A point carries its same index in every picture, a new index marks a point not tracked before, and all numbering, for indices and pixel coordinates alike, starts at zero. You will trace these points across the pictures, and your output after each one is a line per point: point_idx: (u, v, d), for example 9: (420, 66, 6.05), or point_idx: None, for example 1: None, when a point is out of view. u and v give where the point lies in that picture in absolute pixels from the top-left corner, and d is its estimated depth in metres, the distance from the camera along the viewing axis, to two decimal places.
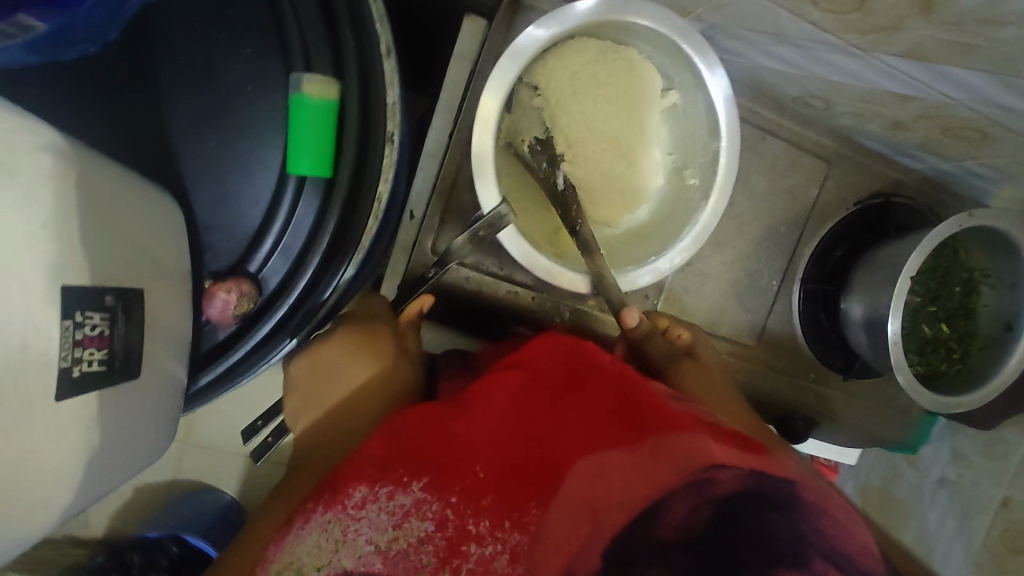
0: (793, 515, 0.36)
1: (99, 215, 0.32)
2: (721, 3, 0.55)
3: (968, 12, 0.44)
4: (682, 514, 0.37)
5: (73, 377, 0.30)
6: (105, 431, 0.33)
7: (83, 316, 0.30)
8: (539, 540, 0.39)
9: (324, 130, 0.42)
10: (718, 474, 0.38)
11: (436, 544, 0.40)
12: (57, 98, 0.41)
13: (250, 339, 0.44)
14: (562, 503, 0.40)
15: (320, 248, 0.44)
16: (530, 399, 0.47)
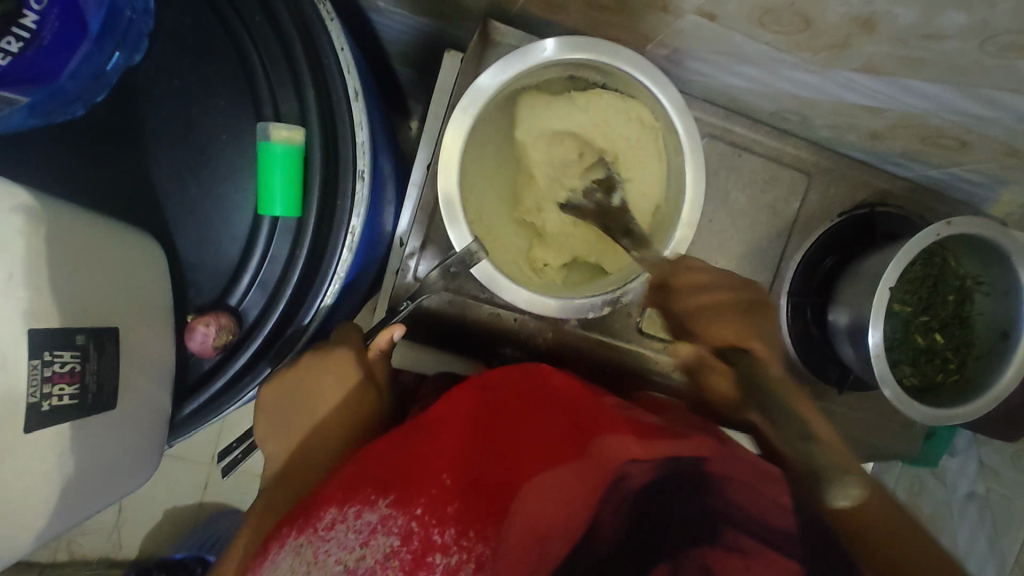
0: (708, 496, 0.41)
1: (73, 261, 0.36)
2: (678, 29, 0.57)
3: (909, 27, 0.45)
4: (611, 518, 0.42)
5: (45, 410, 0.33)
6: (77, 458, 0.36)
7: (51, 355, 0.34)
8: (501, 551, 0.41)
9: (292, 173, 0.46)
10: (633, 469, 0.44)
11: (402, 558, 0.39)
12: (55, 154, 0.45)
13: (230, 369, 0.47)
14: (519, 517, 0.43)
15: (292, 283, 0.47)
16: (489, 424, 0.51)
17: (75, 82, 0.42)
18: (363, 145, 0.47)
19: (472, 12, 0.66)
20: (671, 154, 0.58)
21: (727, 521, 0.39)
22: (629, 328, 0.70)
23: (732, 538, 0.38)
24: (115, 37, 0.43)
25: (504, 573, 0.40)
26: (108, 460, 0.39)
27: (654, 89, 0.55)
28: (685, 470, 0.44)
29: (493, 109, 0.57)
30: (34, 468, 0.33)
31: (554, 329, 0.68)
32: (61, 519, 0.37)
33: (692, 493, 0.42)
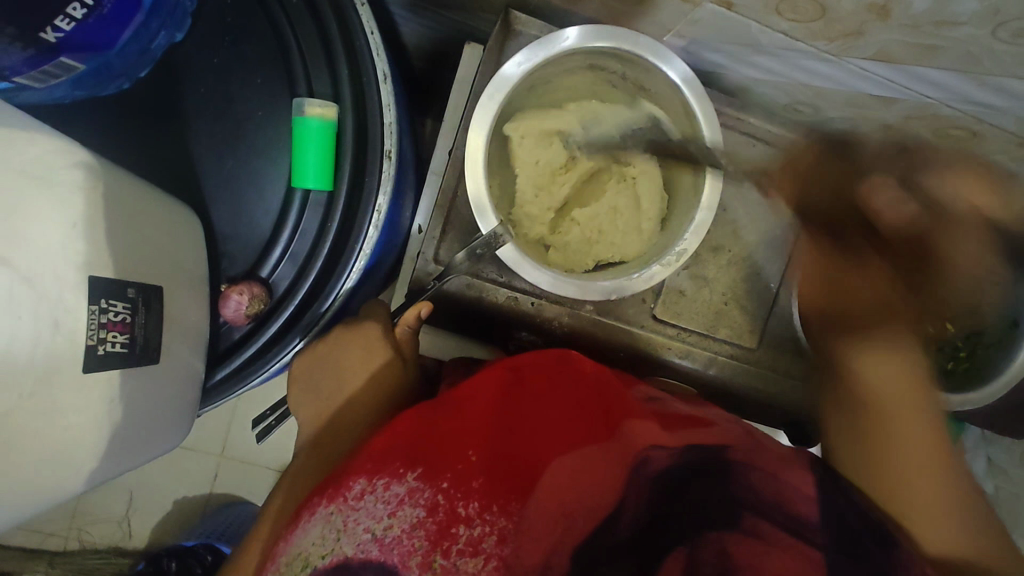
0: (723, 483, 0.46)
1: (125, 217, 0.37)
2: (696, 19, 0.58)
3: (923, 13, 0.46)
4: (630, 506, 0.46)
5: (100, 355, 0.35)
6: (126, 406, 0.37)
7: (107, 303, 0.35)
8: (522, 527, 0.43)
9: (324, 147, 0.47)
10: (653, 454, 0.47)
11: (427, 528, 0.42)
12: (99, 127, 0.47)
13: (260, 338, 0.48)
14: (542, 496, 0.45)
15: (321, 256, 0.49)
16: (512, 400, 0.53)
17: (124, 56, 0.43)
18: (393, 124, 0.49)
19: (494, 4, 0.68)
20: (689, 139, 0.59)
21: (753, 509, 0.44)
22: (644, 314, 0.71)
23: (754, 526, 0.43)
24: (162, 15, 0.44)
25: (524, 548, 0.42)
26: (152, 413, 0.41)
27: (675, 77, 0.56)
28: (710, 461, 0.47)
29: (516, 96, 0.59)
30: (87, 410, 0.35)
31: (570, 314, 0.69)
32: (106, 466, 0.38)
33: (711, 484, 0.46)
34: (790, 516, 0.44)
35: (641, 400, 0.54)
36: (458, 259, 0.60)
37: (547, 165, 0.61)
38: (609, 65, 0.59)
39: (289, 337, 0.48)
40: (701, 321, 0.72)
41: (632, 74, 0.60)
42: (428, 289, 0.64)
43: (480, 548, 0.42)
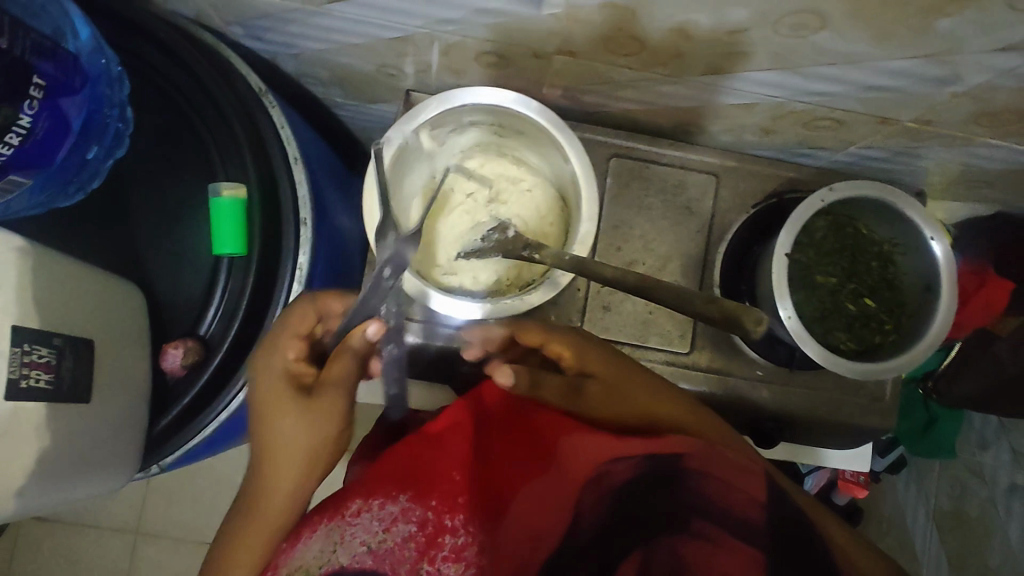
0: (682, 492, 0.51)
1: (53, 288, 0.49)
2: (555, 69, 0.68)
3: (713, 28, 0.54)
4: (591, 505, 0.52)
5: (20, 388, 0.45)
6: (54, 433, 0.48)
7: (30, 347, 0.46)
8: (500, 537, 0.54)
9: (235, 219, 0.58)
10: (616, 467, 0.53)
11: (417, 540, 0.52)
12: (68, 232, 0.60)
13: (195, 384, 0.57)
14: (514, 514, 0.55)
15: (241, 309, 0.58)
16: (496, 426, 0.65)
17: (60, 171, 0.54)
18: (303, 197, 0.60)
19: (404, 89, 0.80)
20: (562, 165, 0.66)
21: (700, 513, 0.50)
22: None
23: (702, 528, 0.50)
24: (93, 135, 0.55)
25: (499, 553, 0.53)
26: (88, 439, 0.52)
27: (535, 116, 0.64)
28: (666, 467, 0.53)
29: (411, 153, 0.66)
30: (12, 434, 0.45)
31: None
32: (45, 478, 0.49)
33: (671, 492, 0.51)
34: (727, 522, 0.50)
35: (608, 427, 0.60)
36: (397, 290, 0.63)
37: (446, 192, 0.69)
38: (482, 117, 0.67)
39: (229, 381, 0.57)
40: (630, 333, 0.76)
41: (506, 118, 0.66)
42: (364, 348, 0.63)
43: (461, 555, 0.53)
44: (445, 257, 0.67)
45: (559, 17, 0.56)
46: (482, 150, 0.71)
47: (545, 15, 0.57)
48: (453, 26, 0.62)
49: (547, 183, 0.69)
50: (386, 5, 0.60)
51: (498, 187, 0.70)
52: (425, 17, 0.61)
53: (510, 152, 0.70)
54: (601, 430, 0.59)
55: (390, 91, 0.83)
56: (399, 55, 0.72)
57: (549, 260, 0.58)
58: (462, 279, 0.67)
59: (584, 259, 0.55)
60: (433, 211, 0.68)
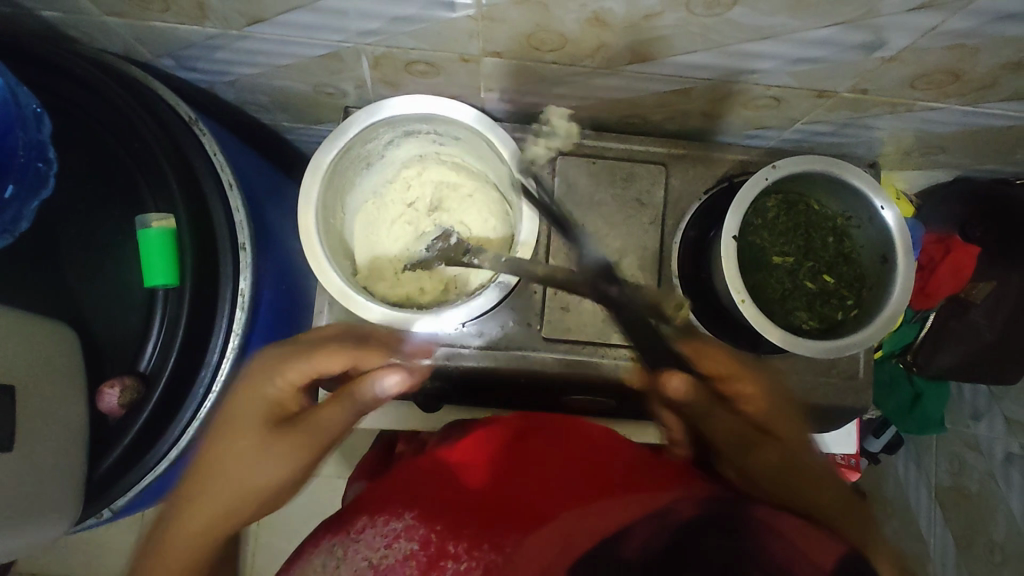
0: (760, 542, 0.43)
1: None
2: (486, 72, 0.68)
3: (630, 15, 0.54)
4: (643, 537, 0.45)
5: None
6: None
7: None
8: (510, 560, 0.46)
9: (165, 249, 0.58)
10: (678, 506, 0.47)
11: (418, 559, 0.47)
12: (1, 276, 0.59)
13: (135, 421, 0.56)
14: (535, 540, 0.47)
15: (178, 341, 0.58)
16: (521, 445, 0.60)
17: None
18: (242, 222, 0.60)
19: (346, 107, 0.80)
20: (501, 167, 0.65)
21: None
22: (535, 338, 0.74)
23: None
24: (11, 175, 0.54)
25: None
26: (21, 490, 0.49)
27: (467, 120, 0.62)
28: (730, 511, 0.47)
29: (345, 170, 0.65)
30: None
31: (463, 355, 0.72)
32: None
33: (727, 539, 0.43)
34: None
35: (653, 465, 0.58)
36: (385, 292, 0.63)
37: (388, 206, 0.69)
38: (417, 126, 0.65)
39: (178, 413, 0.56)
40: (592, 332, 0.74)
41: (439, 126, 0.65)
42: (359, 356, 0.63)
43: None
44: (392, 271, 0.67)
45: (476, 18, 0.56)
46: (420, 160, 0.70)
47: (461, 17, 0.56)
48: (376, 37, 0.62)
49: (489, 187, 0.68)
50: (306, 22, 0.60)
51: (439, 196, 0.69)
52: (346, 31, 0.61)
53: (449, 159, 0.69)
54: (664, 475, 0.55)
55: (333, 111, 0.83)
56: (333, 73, 0.71)
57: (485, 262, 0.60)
58: (409, 292, 0.65)
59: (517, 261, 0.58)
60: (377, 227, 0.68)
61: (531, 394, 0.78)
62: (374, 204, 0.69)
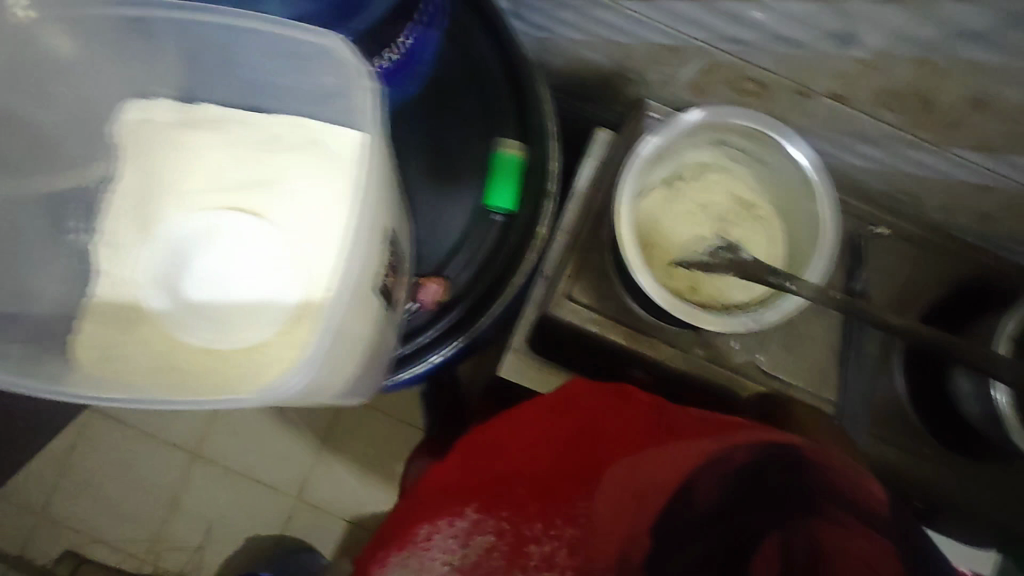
0: (815, 470, 0.50)
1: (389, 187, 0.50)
2: (808, 109, 0.70)
3: (1016, 104, 0.56)
4: (712, 484, 0.50)
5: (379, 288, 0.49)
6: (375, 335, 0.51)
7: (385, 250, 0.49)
8: (586, 528, 0.52)
9: (511, 175, 0.62)
10: (735, 451, 0.52)
11: (501, 548, 0.53)
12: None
13: (436, 325, 0.63)
14: (600, 497, 0.54)
15: (490, 269, 0.63)
16: (549, 412, 0.61)
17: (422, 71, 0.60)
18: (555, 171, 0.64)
19: (633, 96, 0.83)
20: (804, 202, 0.66)
21: (828, 495, 0.49)
22: (752, 365, 0.77)
23: (836, 513, 0.48)
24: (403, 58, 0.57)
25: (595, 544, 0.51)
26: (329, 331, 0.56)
27: (792, 150, 0.65)
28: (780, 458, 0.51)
29: (660, 156, 0.68)
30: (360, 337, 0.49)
31: (684, 358, 0.76)
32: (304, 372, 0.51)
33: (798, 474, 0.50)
34: (862, 507, 0.48)
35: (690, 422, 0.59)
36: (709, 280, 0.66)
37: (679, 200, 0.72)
38: (739, 138, 0.68)
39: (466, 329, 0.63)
40: (805, 377, 0.77)
41: (760, 144, 0.67)
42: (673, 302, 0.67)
43: (552, 563, 0.52)
44: (664, 261, 0.70)
45: (860, 62, 0.58)
46: (719, 168, 0.72)
47: (847, 56, 0.58)
48: (739, 47, 0.64)
49: (774, 214, 0.71)
50: (687, 13, 0.62)
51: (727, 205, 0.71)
52: (715, 34, 0.64)
53: (746, 176, 0.72)
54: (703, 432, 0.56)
55: (613, 96, 0.86)
56: (651, 63, 0.74)
57: (809, 289, 0.59)
58: (679, 286, 0.69)
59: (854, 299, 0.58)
60: (664, 216, 0.71)
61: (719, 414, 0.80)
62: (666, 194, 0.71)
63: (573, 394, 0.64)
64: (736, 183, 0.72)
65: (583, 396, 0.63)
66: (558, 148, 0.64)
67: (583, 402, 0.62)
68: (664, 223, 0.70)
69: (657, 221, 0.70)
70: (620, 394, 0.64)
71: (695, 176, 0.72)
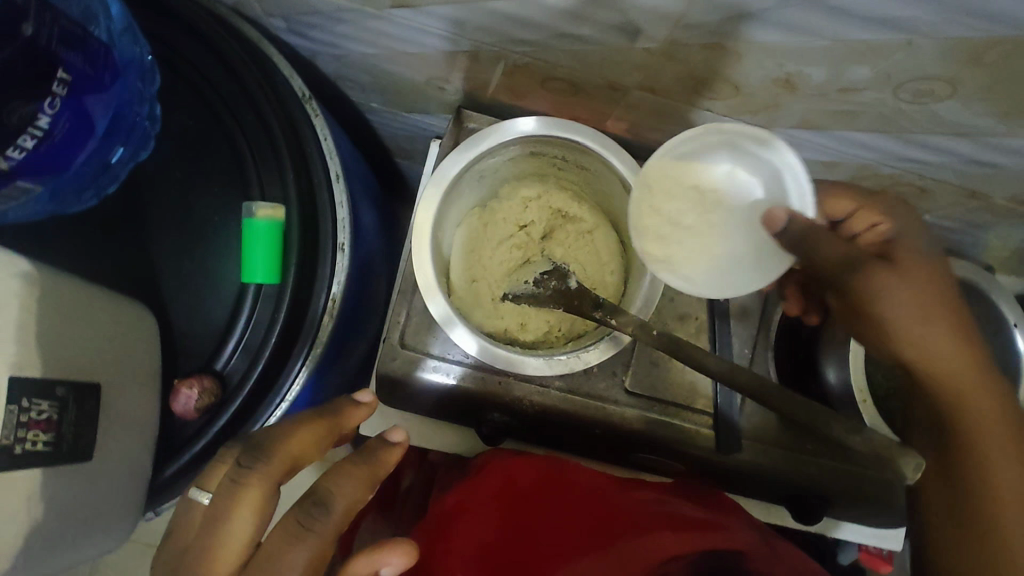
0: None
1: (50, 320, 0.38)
2: (629, 104, 0.62)
3: (826, 84, 0.49)
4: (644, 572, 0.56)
5: (17, 454, 0.35)
6: (54, 508, 0.37)
7: (30, 402, 0.35)
8: None
9: (270, 245, 0.50)
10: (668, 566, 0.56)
11: None
12: (55, 240, 0.52)
13: (205, 433, 0.49)
14: None
15: (252, 379, 0.49)
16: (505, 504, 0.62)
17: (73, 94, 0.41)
18: (344, 219, 0.54)
19: (455, 106, 0.74)
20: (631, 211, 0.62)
21: None
22: (617, 389, 0.70)
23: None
24: None
25: None
26: None
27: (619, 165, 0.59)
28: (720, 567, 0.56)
29: (462, 183, 0.61)
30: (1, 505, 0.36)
31: (540, 394, 0.69)
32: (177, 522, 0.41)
33: None
34: None
35: (634, 498, 0.63)
36: (540, 318, 0.62)
37: (496, 228, 0.64)
38: (552, 149, 0.63)
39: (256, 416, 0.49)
40: (678, 392, 0.71)
41: (579, 156, 0.62)
42: (512, 333, 0.61)
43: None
44: (490, 297, 0.62)
45: (653, 53, 0.51)
46: (543, 184, 0.66)
47: (637, 48, 0.51)
48: (530, 48, 0.56)
49: (607, 220, 0.65)
50: (460, 18, 0.54)
51: (556, 225, 0.65)
52: (500, 36, 0.55)
53: (571, 192, 0.66)
54: (653, 516, 0.60)
55: (437, 106, 0.77)
56: (458, 71, 0.65)
57: (630, 327, 0.56)
58: (508, 325, 0.61)
59: (673, 336, 0.54)
60: (488, 251, 0.63)
61: (589, 444, 0.74)
62: (484, 219, 0.64)
63: (562, 478, 0.65)
64: (565, 197, 0.65)
65: (551, 490, 0.64)
66: (325, 187, 0.53)
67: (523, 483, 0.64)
68: (487, 254, 0.63)
69: (478, 245, 0.64)
70: (548, 465, 0.66)
71: (517, 197, 0.65)
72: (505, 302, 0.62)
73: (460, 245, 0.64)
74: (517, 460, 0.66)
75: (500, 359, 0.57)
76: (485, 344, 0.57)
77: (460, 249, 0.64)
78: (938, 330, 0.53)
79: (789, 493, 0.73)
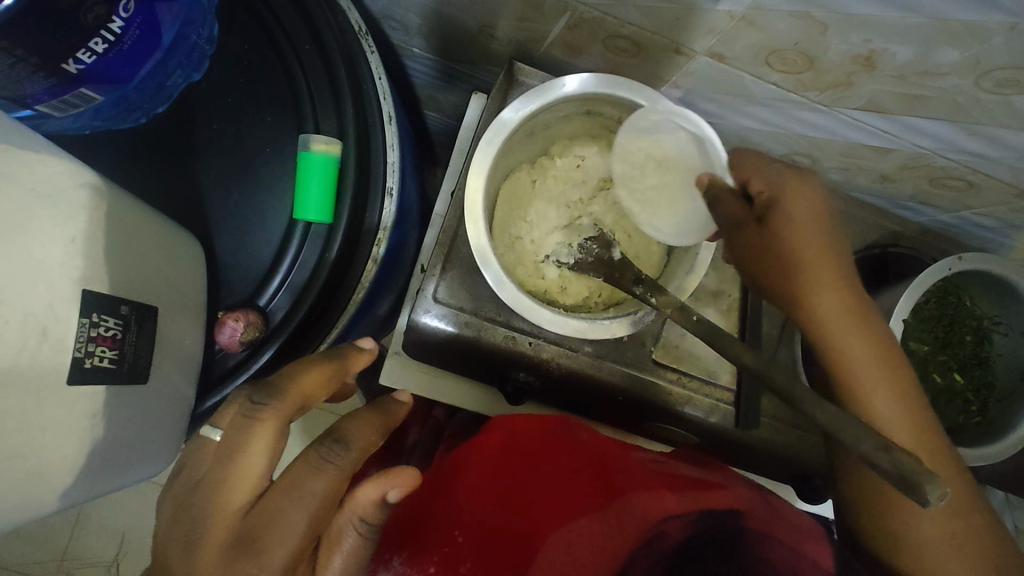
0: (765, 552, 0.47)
1: (115, 241, 0.37)
2: (691, 70, 0.61)
3: (907, 65, 0.48)
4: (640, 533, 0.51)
5: (85, 368, 0.34)
6: (112, 429, 0.37)
7: (98, 318, 0.35)
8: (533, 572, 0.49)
9: (323, 181, 0.48)
10: (667, 527, 0.50)
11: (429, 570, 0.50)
12: (99, 158, 0.50)
13: (250, 365, 0.48)
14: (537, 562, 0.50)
15: (297, 318, 0.48)
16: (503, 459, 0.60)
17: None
18: (393, 163, 0.53)
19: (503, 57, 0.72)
20: None
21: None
22: (643, 359, 0.70)
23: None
24: None
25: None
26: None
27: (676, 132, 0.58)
28: (720, 527, 0.50)
29: (516, 137, 0.60)
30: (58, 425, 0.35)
31: (569, 358, 0.69)
32: (189, 453, 0.39)
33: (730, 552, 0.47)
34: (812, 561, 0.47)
35: (643, 467, 0.60)
36: (580, 283, 0.62)
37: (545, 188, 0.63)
38: (609, 108, 0.61)
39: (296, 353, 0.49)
40: (702, 367, 0.71)
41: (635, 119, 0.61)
42: (553, 295, 0.61)
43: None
44: (532, 257, 0.62)
45: (734, 17, 0.49)
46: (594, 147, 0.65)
47: (718, 11, 0.49)
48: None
49: None
50: None
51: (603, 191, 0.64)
52: None
53: None
54: (657, 483, 0.56)
55: (483, 57, 0.75)
56: (514, 19, 0.63)
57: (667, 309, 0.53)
58: (548, 286, 0.61)
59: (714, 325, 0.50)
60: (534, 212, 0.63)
61: (612, 411, 0.74)
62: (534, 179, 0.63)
63: (568, 439, 0.63)
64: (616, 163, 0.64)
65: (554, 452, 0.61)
66: (378, 129, 0.51)
67: (525, 442, 0.62)
68: (533, 214, 0.63)
69: (524, 204, 0.63)
70: (552, 427, 0.64)
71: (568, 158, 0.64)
72: (547, 266, 0.62)
73: (505, 202, 0.63)
74: (525, 421, 0.64)
75: (544, 319, 0.56)
76: (530, 303, 0.56)
77: (505, 206, 0.63)
78: (832, 291, 0.50)
79: (797, 473, 0.75)
